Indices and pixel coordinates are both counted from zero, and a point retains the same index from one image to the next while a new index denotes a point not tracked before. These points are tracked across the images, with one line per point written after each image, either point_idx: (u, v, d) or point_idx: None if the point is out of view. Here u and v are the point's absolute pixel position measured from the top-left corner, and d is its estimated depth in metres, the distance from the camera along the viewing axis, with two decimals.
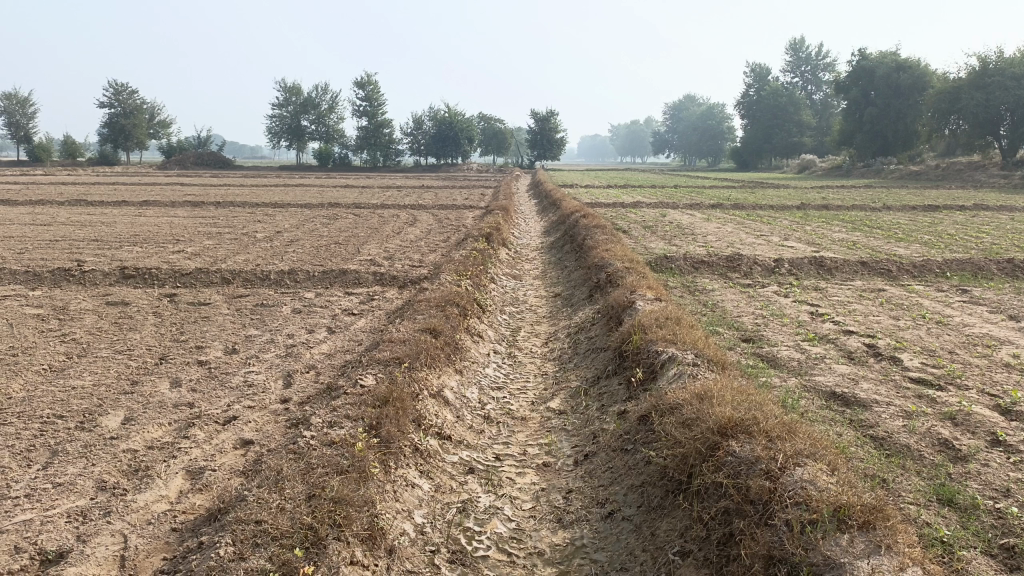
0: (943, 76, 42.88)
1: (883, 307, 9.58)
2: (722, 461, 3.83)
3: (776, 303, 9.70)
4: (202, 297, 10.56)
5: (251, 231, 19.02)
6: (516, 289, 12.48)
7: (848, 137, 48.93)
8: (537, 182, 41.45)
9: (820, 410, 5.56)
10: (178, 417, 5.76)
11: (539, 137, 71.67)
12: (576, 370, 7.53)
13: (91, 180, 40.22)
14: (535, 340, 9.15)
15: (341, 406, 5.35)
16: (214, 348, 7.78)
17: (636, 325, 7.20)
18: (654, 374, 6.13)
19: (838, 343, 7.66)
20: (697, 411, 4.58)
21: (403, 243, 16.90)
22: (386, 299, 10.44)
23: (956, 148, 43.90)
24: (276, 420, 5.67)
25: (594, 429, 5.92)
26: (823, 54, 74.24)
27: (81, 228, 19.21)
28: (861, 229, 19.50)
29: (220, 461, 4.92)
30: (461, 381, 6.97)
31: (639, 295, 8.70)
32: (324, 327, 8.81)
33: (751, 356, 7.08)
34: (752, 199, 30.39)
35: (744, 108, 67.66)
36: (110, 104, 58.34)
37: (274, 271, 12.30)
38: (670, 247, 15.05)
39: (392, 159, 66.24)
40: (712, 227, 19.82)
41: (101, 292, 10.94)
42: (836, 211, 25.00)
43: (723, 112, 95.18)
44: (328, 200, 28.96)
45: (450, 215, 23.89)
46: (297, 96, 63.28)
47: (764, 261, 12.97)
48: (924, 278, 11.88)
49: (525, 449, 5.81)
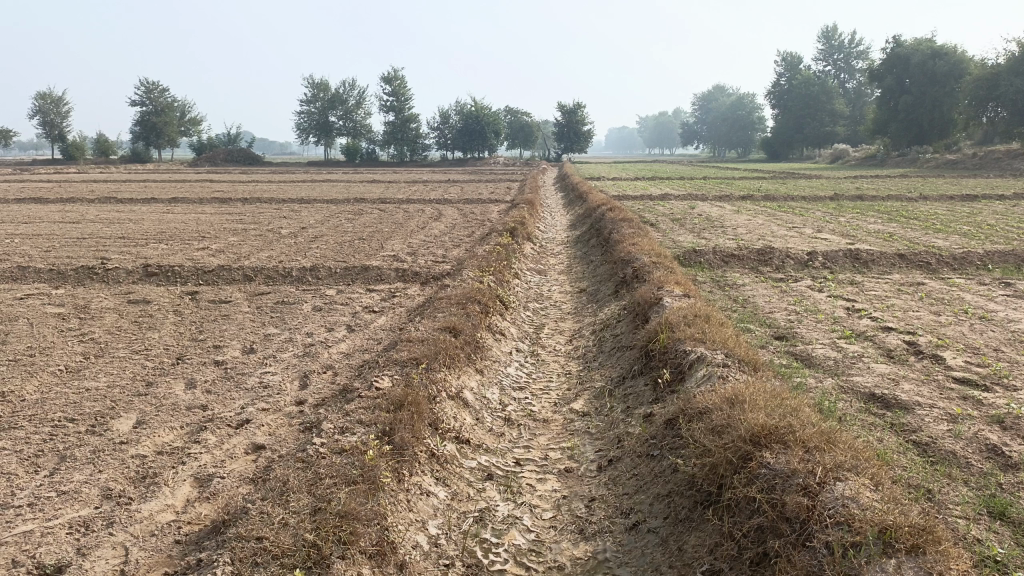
0: (981, 62, 41.78)
1: (923, 302, 9.18)
2: (755, 474, 3.56)
3: (810, 298, 9.34)
4: (224, 295, 10.47)
5: (277, 227, 18.98)
6: (541, 284, 12.24)
7: (882, 126, 47.96)
8: (565, 175, 41.08)
9: (859, 414, 5.25)
10: (190, 421, 5.62)
11: (566, 130, 71.24)
12: (601, 369, 7.28)
13: (123, 178, 40.67)
14: (559, 337, 8.91)
15: (355, 410, 5.17)
16: (232, 348, 7.66)
17: (663, 322, 6.93)
18: (682, 375, 5.85)
19: (876, 340, 7.31)
20: (727, 416, 4.30)
21: (427, 238, 16.73)
22: (407, 296, 10.26)
23: (994, 136, 42.81)
24: (289, 423, 5.50)
25: (619, 432, 5.67)
26: (856, 42, 72.73)
27: (108, 226, 19.32)
28: (897, 220, 18.97)
29: (230, 467, 4.76)
30: (481, 382, 6.76)
31: (667, 291, 8.39)
32: (344, 325, 8.65)
33: (784, 355, 6.77)
34: (784, 189, 29.87)
35: (775, 98, 66.62)
36: (142, 103, 59.02)
37: (296, 268, 12.19)
38: (698, 240, 14.72)
39: (419, 154, 66.26)
40: (742, 219, 19.41)
41: (124, 290, 10.91)
42: (871, 202, 24.42)
43: (753, 102, 93.82)
44: (354, 196, 28.94)
45: (476, 210, 23.70)
46: (325, 92, 63.54)
47: (796, 254, 12.58)
48: (965, 271, 11.42)
49: (546, 453, 5.58)
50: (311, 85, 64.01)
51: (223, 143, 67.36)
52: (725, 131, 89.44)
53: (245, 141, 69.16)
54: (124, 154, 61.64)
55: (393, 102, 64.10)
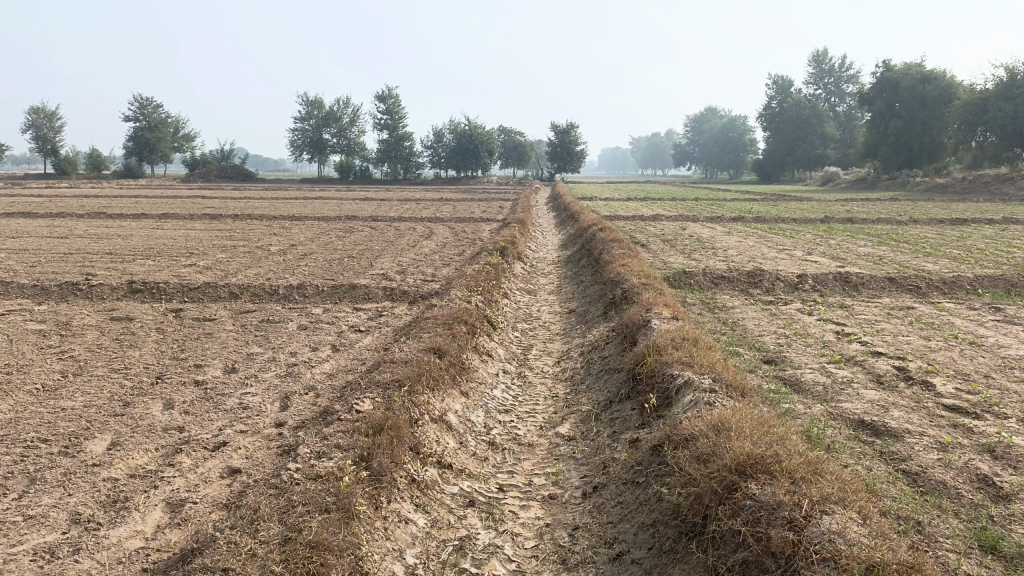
0: (970, 87, 42.20)
1: (912, 326, 9.13)
2: (741, 505, 3.46)
3: (800, 322, 9.28)
4: (208, 313, 10.34)
5: (266, 244, 18.87)
6: (530, 304, 12.15)
7: (873, 149, 48.30)
8: (557, 195, 41.16)
9: (848, 442, 5.16)
10: (166, 442, 5.49)
11: (560, 149, 71.46)
12: (588, 393, 7.19)
13: (115, 192, 40.54)
14: (546, 359, 8.82)
15: (334, 434, 5.05)
16: (213, 367, 7.53)
17: (651, 345, 6.84)
18: (668, 400, 5.76)
19: (865, 366, 7.24)
20: (713, 444, 4.21)
21: (417, 257, 16.65)
22: (394, 316, 10.15)
23: (984, 160, 43.19)
24: (267, 445, 5.38)
25: (605, 458, 5.56)
26: (846, 66, 73.42)
27: (96, 241, 19.16)
28: (887, 243, 19.00)
29: (203, 492, 4.63)
30: (465, 404, 6.66)
31: (655, 313, 8.31)
32: (329, 344, 8.54)
33: (773, 379, 6.69)
34: (775, 211, 29.93)
35: (767, 120, 67.09)
36: (136, 118, 58.96)
37: (283, 285, 12.08)
38: (689, 262, 14.68)
39: (413, 172, 66.32)
40: (733, 241, 19.41)
41: (107, 306, 10.78)
42: (862, 224, 24.48)
43: (745, 124, 94.44)
44: (346, 213, 28.86)
45: (468, 228, 23.66)
46: (320, 110, 63.67)
47: (787, 277, 12.54)
48: (955, 295, 11.40)
49: (530, 479, 5.46)
50: (306, 103, 64.13)
51: (216, 159, 67.29)
52: (718, 152, 89.92)
53: (239, 158, 69.10)
54: (117, 169, 61.48)
55: (388, 120, 64.23)
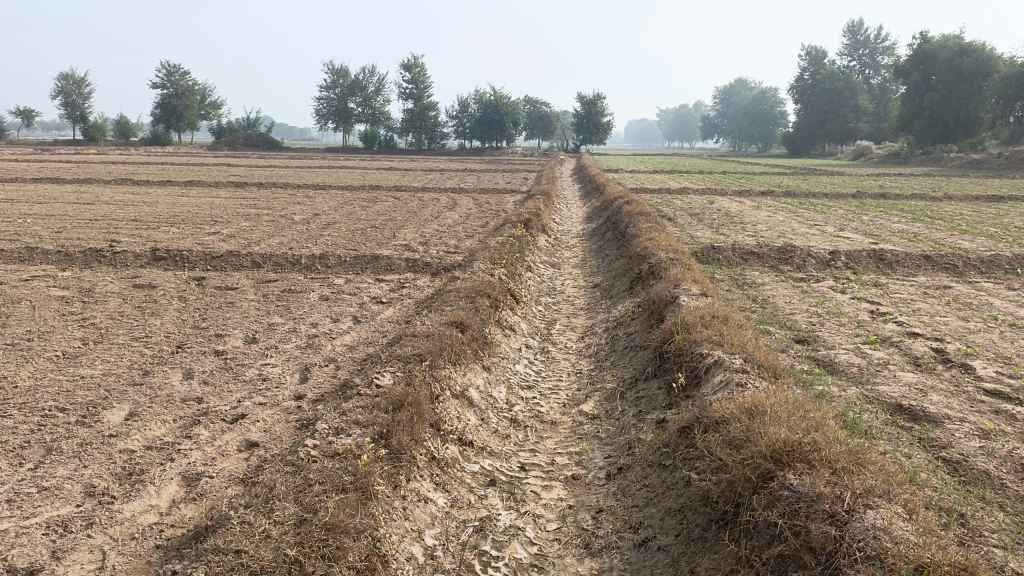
0: (1011, 60, 40.93)
1: (950, 306, 8.82)
2: (776, 496, 3.29)
3: (832, 300, 9.01)
4: (231, 282, 10.27)
5: (290, 213, 18.81)
6: (554, 278, 11.96)
7: (906, 124, 47.19)
8: (582, 166, 40.72)
9: (885, 428, 4.96)
10: (183, 414, 5.41)
11: (585, 121, 70.65)
12: (613, 370, 7.01)
13: (143, 160, 40.81)
14: (570, 334, 8.65)
15: (353, 408, 4.92)
16: (234, 337, 7.45)
17: (680, 322, 6.64)
18: (697, 379, 5.57)
19: (902, 347, 6.98)
20: (746, 429, 4.03)
21: (440, 228, 16.49)
22: (417, 288, 10.02)
23: (1021, 135, 42.09)
24: (286, 419, 5.29)
25: (631, 438, 5.40)
26: (882, 37, 71.57)
27: (122, 207, 19.23)
28: (921, 220, 18.54)
29: (220, 466, 4.55)
30: (487, 380, 6.52)
31: (683, 289, 8.10)
32: (350, 316, 8.43)
33: (805, 360, 6.48)
34: (805, 186, 29.40)
35: (798, 92, 65.71)
36: (163, 85, 59.09)
37: (306, 255, 11.98)
38: (717, 236, 14.37)
39: (438, 142, 65.96)
40: (761, 215, 19.02)
41: (131, 274, 10.75)
42: (895, 200, 23.97)
43: (775, 96, 92.70)
44: (370, 183, 28.74)
45: (492, 200, 23.45)
46: (345, 78, 63.35)
47: (818, 253, 12.23)
48: (993, 275, 11.03)
49: (553, 458, 5.33)
50: (331, 71, 63.82)
51: (242, 128, 67.39)
52: (746, 125, 88.46)
53: (264, 126, 69.14)
54: (144, 136, 61.82)
55: (412, 90, 63.79)
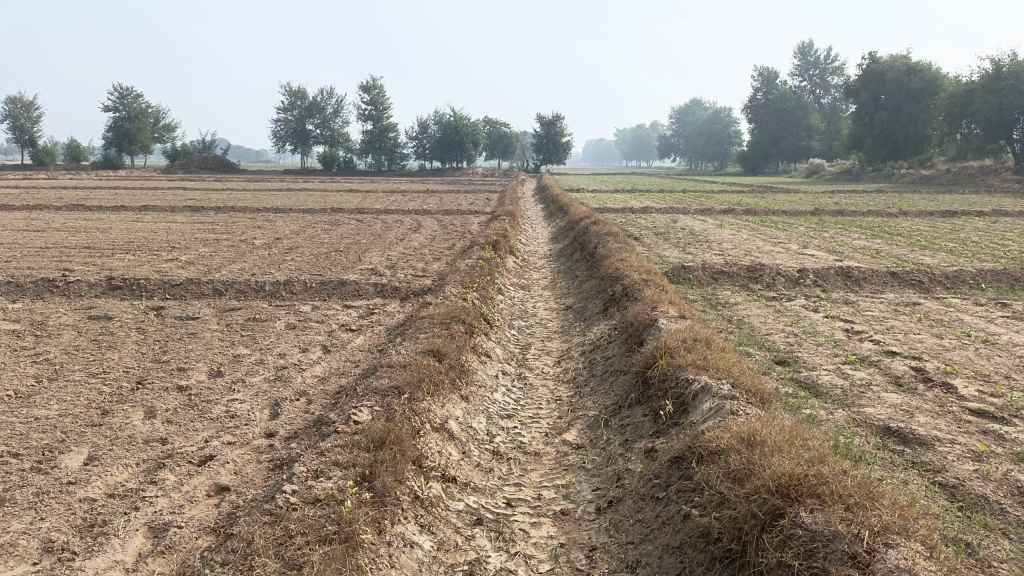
0: (956, 79, 42.18)
1: (922, 323, 8.86)
2: (788, 535, 3.15)
3: (807, 319, 8.99)
4: (191, 311, 9.91)
5: (250, 238, 18.38)
6: (525, 300, 11.80)
7: (858, 141, 48.21)
8: (544, 186, 40.75)
9: (877, 453, 4.87)
10: (147, 456, 5.10)
11: (545, 141, 70.95)
12: (594, 396, 6.85)
13: (95, 184, 39.79)
14: (546, 359, 8.48)
15: (330, 446, 4.66)
16: (197, 370, 7.12)
17: (662, 346, 6.51)
18: (685, 407, 5.43)
19: (882, 367, 6.95)
20: (746, 461, 3.89)
21: (406, 251, 16.26)
22: (386, 314, 9.78)
23: (968, 152, 43.34)
24: (258, 459, 5.02)
25: (619, 469, 5.23)
26: (831, 58, 73.39)
27: (74, 234, 18.62)
28: (881, 236, 18.81)
29: (189, 514, 4.26)
30: (466, 410, 6.30)
31: (661, 312, 7.98)
32: (319, 345, 8.16)
33: (789, 382, 6.39)
34: (764, 203, 29.77)
35: (752, 111, 66.94)
36: (115, 109, 57.95)
37: (269, 281, 11.66)
38: (685, 256, 14.36)
39: (398, 163, 65.71)
40: (726, 234, 19.14)
41: (85, 304, 10.31)
42: (853, 217, 24.33)
43: (730, 115, 94.35)
44: (331, 205, 28.36)
45: (456, 221, 23.26)
46: (303, 101, 62.83)
47: (787, 272, 12.25)
48: (959, 290, 11.17)
49: (539, 492, 5.13)
50: (288, 93, 63.21)
51: (197, 150, 66.27)
52: (703, 144, 89.76)
53: (220, 149, 68.06)
54: (95, 160, 60.44)
55: (371, 111, 63.56)
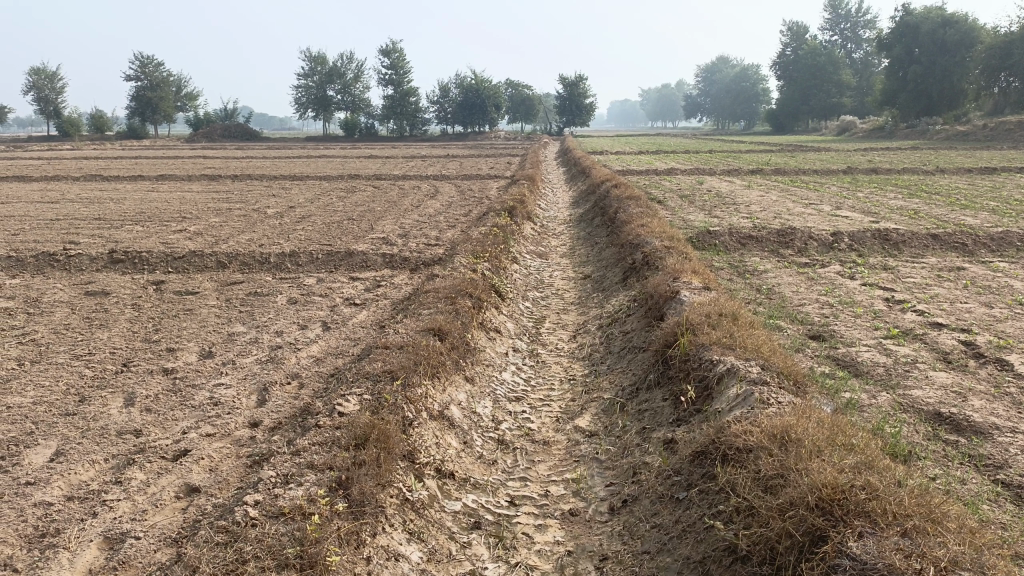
0: (993, 31, 40.40)
1: (969, 291, 8.17)
2: (833, 566, 2.64)
3: (842, 288, 8.33)
4: (192, 285, 9.48)
5: (263, 206, 17.97)
6: (542, 270, 11.23)
7: (890, 96, 46.53)
8: (567, 149, 39.85)
9: (928, 445, 4.28)
10: (117, 451, 4.67)
11: (568, 103, 69.54)
12: (610, 376, 6.32)
13: (116, 154, 39.63)
14: (561, 334, 7.93)
15: (308, 445, 4.19)
16: (187, 351, 6.67)
17: (683, 322, 5.93)
18: (709, 392, 4.88)
19: (929, 341, 6.32)
20: (779, 465, 3.34)
21: (421, 218, 15.73)
22: (394, 287, 9.28)
23: (1005, 106, 41.55)
24: (236, 454, 4.58)
25: (635, 462, 4.69)
26: (864, 11, 70.96)
27: (87, 206, 18.27)
28: (919, 195, 17.92)
29: (151, 522, 3.82)
30: (470, 394, 5.80)
31: (684, 283, 7.37)
32: (319, 321, 7.68)
33: (824, 361, 5.80)
34: (794, 163, 28.77)
35: (780, 68, 65.01)
36: (137, 78, 57.58)
37: (275, 253, 11.20)
38: (711, 219, 13.65)
39: (419, 128, 64.81)
40: (753, 195, 18.35)
41: (84, 279, 9.93)
42: (887, 175, 23.39)
43: (757, 72, 91.83)
44: (348, 172, 27.87)
45: (475, 186, 22.66)
46: (323, 66, 61.99)
47: (820, 235, 11.53)
48: (1005, 254, 10.40)
49: (546, 489, 4.63)
50: (308, 58, 62.42)
51: (219, 119, 65.91)
52: (730, 102, 87.59)
53: (241, 117, 67.64)
54: (119, 130, 60.23)
55: (391, 76, 62.62)
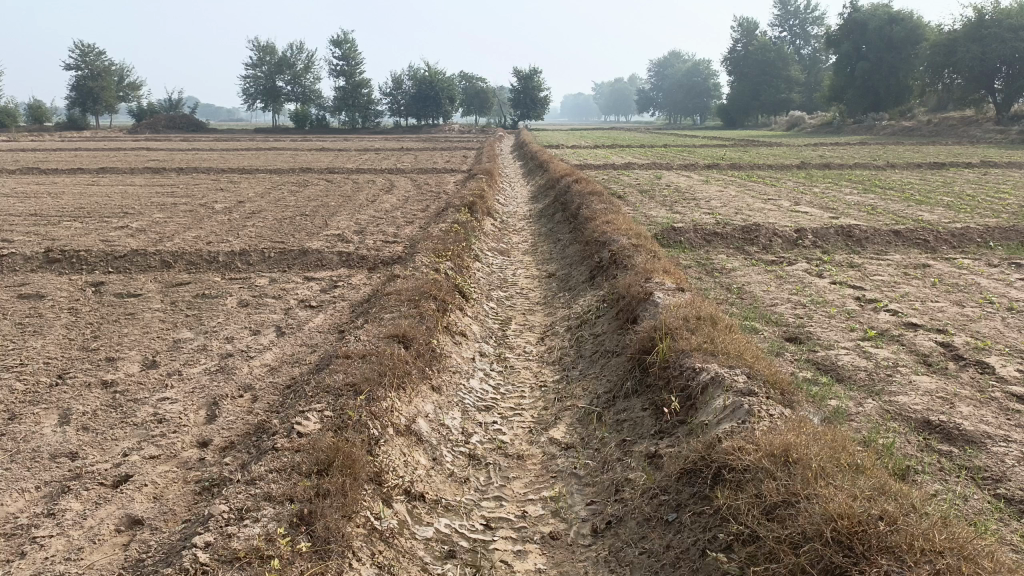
0: (936, 29, 41.25)
1: (938, 289, 8.10)
2: None
3: (813, 286, 8.20)
4: (134, 287, 8.93)
5: (211, 201, 17.28)
6: (504, 267, 10.91)
7: (838, 92, 47.27)
8: (523, 142, 39.48)
9: (923, 458, 4.09)
10: (49, 478, 4.21)
11: (522, 96, 69.13)
12: (582, 382, 6.05)
13: (55, 146, 38.04)
14: (528, 336, 7.63)
15: (265, 471, 3.81)
16: (129, 361, 6.19)
17: (660, 326, 5.68)
18: (693, 402, 4.63)
19: (907, 343, 6.18)
20: (785, 491, 3.09)
21: (377, 214, 15.27)
22: (351, 288, 8.87)
23: (948, 102, 42.45)
24: (184, 479, 4.18)
25: (617, 478, 4.40)
26: (812, 8, 72.03)
27: (23, 200, 17.35)
28: (874, 191, 18.05)
29: (87, 562, 3.41)
30: (437, 404, 5.46)
31: (656, 283, 7.13)
32: (273, 326, 7.24)
33: (806, 366, 5.61)
34: (748, 157, 28.92)
35: (731, 63, 65.65)
36: (77, 67, 55.48)
37: (225, 251, 10.66)
38: (673, 215, 13.51)
39: (372, 121, 63.75)
40: (713, 190, 18.31)
41: (17, 281, 9.27)
42: (840, 170, 23.63)
43: (708, 66, 92.65)
44: (299, 165, 27.13)
45: (431, 181, 22.24)
46: (272, 56, 60.57)
47: (784, 232, 11.42)
48: (967, 250, 10.41)
49: (523, 509, 4.31)
50: (257, 48, 60.93)
51: (165, 109, 63.93)
52: (682, 97, 88.19)
53: (188, 108, 65.80)
54: (58, 120, 57.96)
55: (343, 67, 61.51)
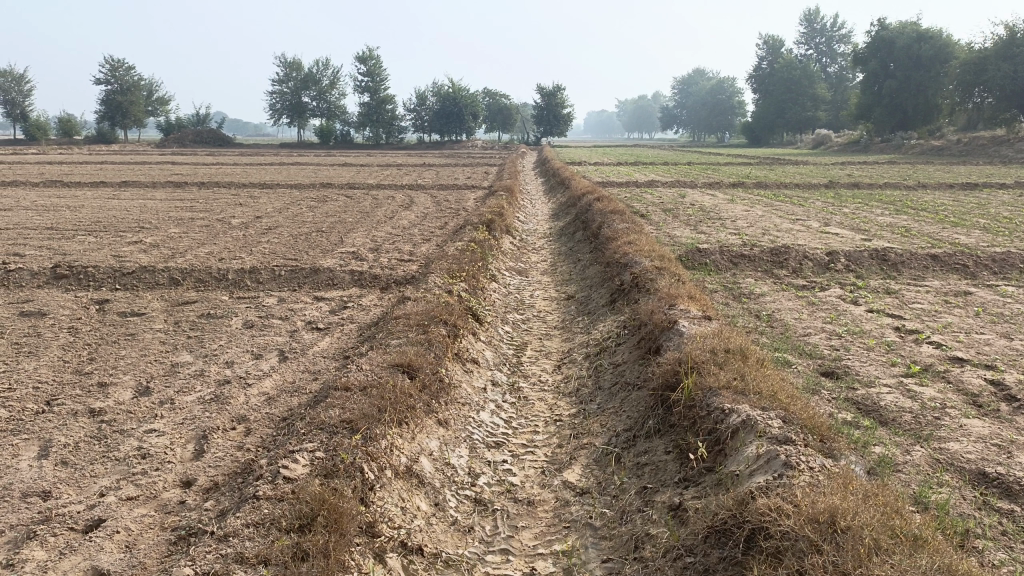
0: (967, 47, 40.43)
1: (982, 319, 7.58)
2: None
3: (848, 315, 7.72)
4: (139, 306, 8.64)
5: (228, 216, 17.07)
6: (521, 288, 10.53)
7: (865, 111, 46.52)
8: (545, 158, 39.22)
9: (983, 519, 3.62)
10: (16, 521, 3.87)
11: (545, 112, 68.94)
12: (600, 417, 5.62)
13: (83, 159, 38.37)
14: (545, 363, 7.21)
15: (242, 526, 3.46)
16: (121, 387, 5.86)
17: (684, 359, 5.26)
18: (722, 448, 4.21)
19: (954, 380, 5.69)
20: None
21: (394, 231, 14.96)
22: (361, 309, 8.53)
23: (979, 122, 41.57)
24: (160, 526, 3.82)
25: (636, 531, 3.98)
26: (839, 26, 71.32)
27: (43, 213, 17.27)
28: (906, 211, 17.47)
29: None
30: (443, 441, 5.06)
31: (681, 310, 6.71)
32: (276, 349, 6.91)
33: (845, 406, 5.15)
34: (775, 176, 28.34)
35: (756, 81, 65.10)
36: (106, 81, 56.18)
37: (235, 268, 10.37)
38: (697, 236, 13.07)
39: (395, 136, 63.83)
40: (738, 210, 17.81)
41: (22, 298, 9.04)
42: (870, 190, 23.02)
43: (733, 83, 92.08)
44: (320, 180, 27.02)
45: (451, 197, 21.96)
46: (298, 72, 60.99)
47: (815, 254, 10.92)
48: (1009, 277, 9.86)
49: (532, 565, 3.90)
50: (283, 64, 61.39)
51: (192, 124, 64.54)
52: (706, 115, 87.61)
53: (214, 122, 66.35)
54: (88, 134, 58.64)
55: (368, 83, 61.75)
